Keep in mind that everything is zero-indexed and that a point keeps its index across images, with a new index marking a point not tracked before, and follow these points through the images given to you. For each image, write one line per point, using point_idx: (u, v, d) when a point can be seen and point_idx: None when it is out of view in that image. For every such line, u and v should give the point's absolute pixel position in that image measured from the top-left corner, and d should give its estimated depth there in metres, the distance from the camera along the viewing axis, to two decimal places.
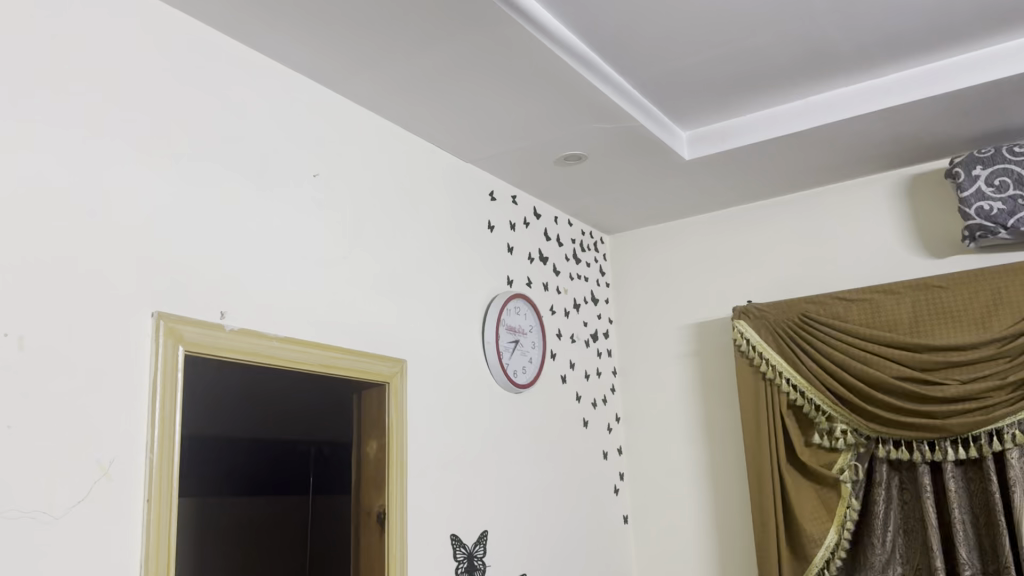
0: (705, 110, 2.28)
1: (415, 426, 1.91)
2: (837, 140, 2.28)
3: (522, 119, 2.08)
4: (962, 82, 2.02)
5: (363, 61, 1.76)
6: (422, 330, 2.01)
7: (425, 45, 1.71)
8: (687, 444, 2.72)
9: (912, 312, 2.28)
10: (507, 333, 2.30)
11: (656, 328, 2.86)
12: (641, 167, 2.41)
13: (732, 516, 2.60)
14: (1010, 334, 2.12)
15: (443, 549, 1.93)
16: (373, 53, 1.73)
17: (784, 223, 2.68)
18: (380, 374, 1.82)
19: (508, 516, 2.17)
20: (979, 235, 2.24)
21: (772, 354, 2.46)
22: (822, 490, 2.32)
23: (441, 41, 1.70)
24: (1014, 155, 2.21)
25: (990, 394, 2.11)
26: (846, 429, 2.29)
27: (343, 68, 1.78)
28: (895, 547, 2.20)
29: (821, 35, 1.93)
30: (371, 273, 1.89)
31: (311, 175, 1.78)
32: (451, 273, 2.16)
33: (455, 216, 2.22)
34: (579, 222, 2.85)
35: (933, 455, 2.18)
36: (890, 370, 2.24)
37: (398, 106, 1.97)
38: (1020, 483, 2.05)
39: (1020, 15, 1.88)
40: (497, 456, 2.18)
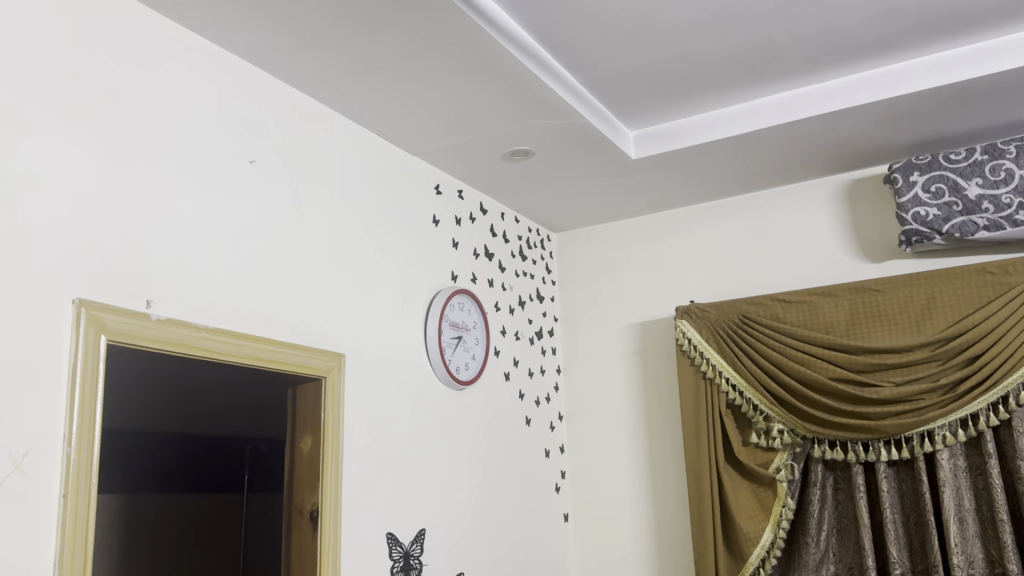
0: (652, 110, 2.28)
1: (352, 422, 1.87)
2: (781, 143, 2.31)
3: (468, 112, 2.05)
4: (903, 89, 2.06)
5: (323, 37, 1.68)
6: (362, 324, 1.97)
7: (391, 22, 1.64)
8: (628, 444, 2.73)
9: (849, 314, 2.32)
10: (450, 329, 2.27)
11: (601, 327, 2.86)
12: (589, 164, 2.40)
13: (670, 515, 2.61)
14: (942, 338, 2.16)
15: (380, 547, 1.89)
16: (334, 28, 1.65)
17: (728, 224, 2.70)
18: (316, 368, 1.78)
19: (447, 513, 2.14)
20: (915, 240, 2.29)
21: (713, 354, 2.48)
22: (758, 489, 2.34)
23: (410, 20, 1.63)
24: (950, 162, 2.26)
25: (923, 396, 2.15)
26: (783, 429, 2.32)
27: (300, 44, 1.71)
28: (828, 546, 2.24)
29: (767, 38, 1.95)
30: (309, 264, 1.84)
31: (247, 162, 1.73)
32: (394, 267, 2.12)
33: (399, 209, 2.18)
34: (526, 218, 2.84)
35: (867, 456, 2.21)
36: (827, 372, 2.27)
37: (342, 95, 1.93)
38: (949, 484, 2.10)
39: (956, 24, 1.92)
40: (437, 454, 2.15)
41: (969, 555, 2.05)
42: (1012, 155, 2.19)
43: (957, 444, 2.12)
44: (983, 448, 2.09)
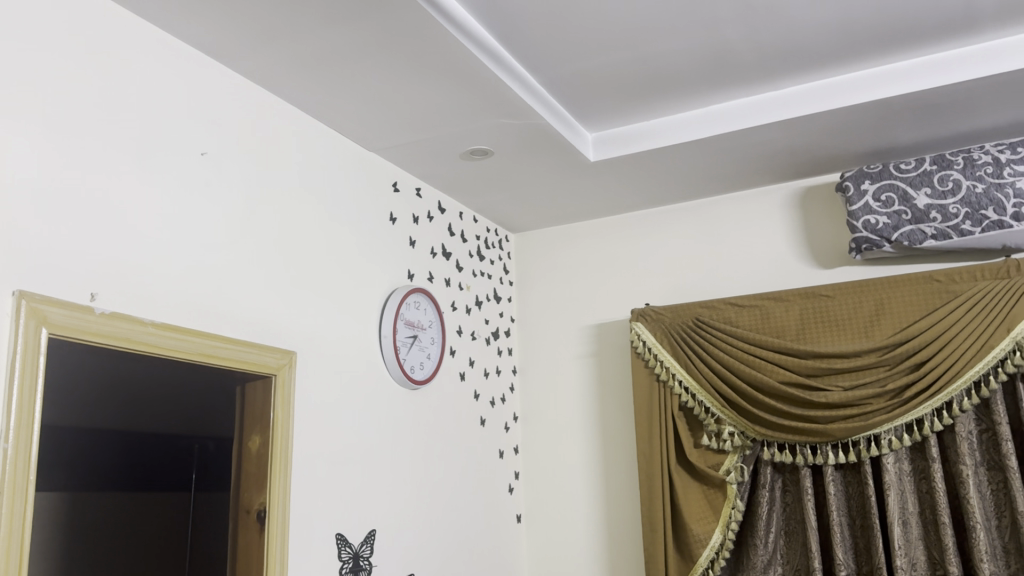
0: (612, 112, 2.28)
1: (302, 420, 1.84)
2: (739, 149, 2.33)
3: (426, 110, 2.03)
4: (856, 98, 2.09)
5: (288, 25, 1.64)
6: (315, 321, 1.94)
7: (357, 12, 1.60)
8: (582, 445, 2.73)
9: (799, 319, 2.35)
10: (405, 328, 2.25)
11: (557, 328, 2.86)
12: (548, 165, 2.40)
13: (622, 516, 2.62)
14: (890, 344, 2.20)
15: (329, 548, 1.86)
16: (298, 17, 1.61)
17: (684, 228, 2.73)
18: (265, 365, 1.74)
19: (397, 513, 2.12)
20: (865, 248, 2.33)
21: (667, 357, 2.50)
22: (708, 490, 2.36)
23: (375, 11, 1.60)
24: (900, 172, 2.31)
25: (870, 401, 2.19)
26: (733, 432, 2.34)
27: (264, 32, 1.66)
28: (776, 548, 2.27)
29: (726, 43, 1.96)
30: (261, 259, 1.81)
31: (198, 154, 1.69)
32: (349, 263, 2.10)
33: (356, 205, 2.16)
34: (484, 218, 2.83)
35: (815, 459, 2.24)
36: (778, 376, 2.30)
37: (298, 87, 1.90)
38: (894, 487, 2.14)
39: (910, 35, 1.96)
40: (389, 454, 2.13)
41: (911, 558, 2.10)
42: (960, 166, 2.24)
43: (902, 449, 2.17)
44: (927, 452, 2.14)
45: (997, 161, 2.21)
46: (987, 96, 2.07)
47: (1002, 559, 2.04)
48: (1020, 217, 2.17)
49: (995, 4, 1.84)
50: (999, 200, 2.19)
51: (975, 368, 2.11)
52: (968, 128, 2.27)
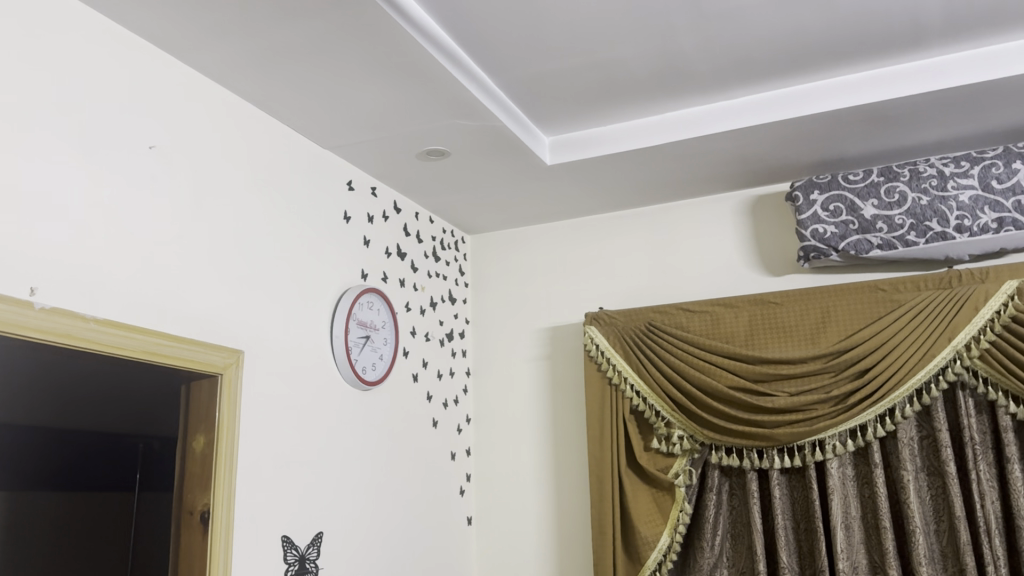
0: (569, 117, 2.29)
1: (248, 420, 1.82)
2: (692, 156, 2.36)
3: (382, 109, 2.02)
4: (807, 110, 2.13)
5: (243, 18, 1.62)
6: (265, 320, 1.92)
7: (313, 9, 1.59)
8: (534, 447, 2.74)
9: (748, 325, 2.38)
10: (357, 328, 2.23)
11: (512, 330, 2.87)
12: (504, 167, 2.40)
13: (572, 518, 2.63)
14: (835, 351, 2.24)
15: (274, 551, 1.84)
16: (252, 12, 1.59)
17: (638, 234, 2.75)
18: (211, 365, 1.71)
19: (345, 515, 2.10)
20: (812, 256, 2.38)
21: (619, 361, 2.51)
22: (657, 493, 2.38)
23: (332, 8, 1.58)
24: (848, 183, 2.36)
25: (815, 406, 2.23)
26: (683, 435, 2.37)
27: (219, 25, 1.64)
28: (722, 551, 2.30)
29: (681, 52, 1.99)
30: (210, 256, 1.78)
31: (146, 147, 1.66)
32: (301, 262, 2.07)
33: (308, 203, 2.13)
34: (440, 219, 2.82)
35: (761, 463, 2.28)
36: (726, 380, 2.33)
37: (252, 83, 1.87)
38: (837, 491, 2.18)
39: (860, 49, 2.00)
40: (339, 455, 2.11)
41: (853, 561, 2.14)
42: (906, 179, 2.30)
43: (846, 454, 2.22)
44: (870, 458, 2.19)
45: (941, 174, 2.27)
46: (932, 110, 2.13)
47: (940, 563, 2.10)
48: (962, 229, 2.23)
49: (941, 21, 1.89)
50: (942, 212, 2.24)
51: (917, 376, 2.16)
52: (914, 142, 2.33)
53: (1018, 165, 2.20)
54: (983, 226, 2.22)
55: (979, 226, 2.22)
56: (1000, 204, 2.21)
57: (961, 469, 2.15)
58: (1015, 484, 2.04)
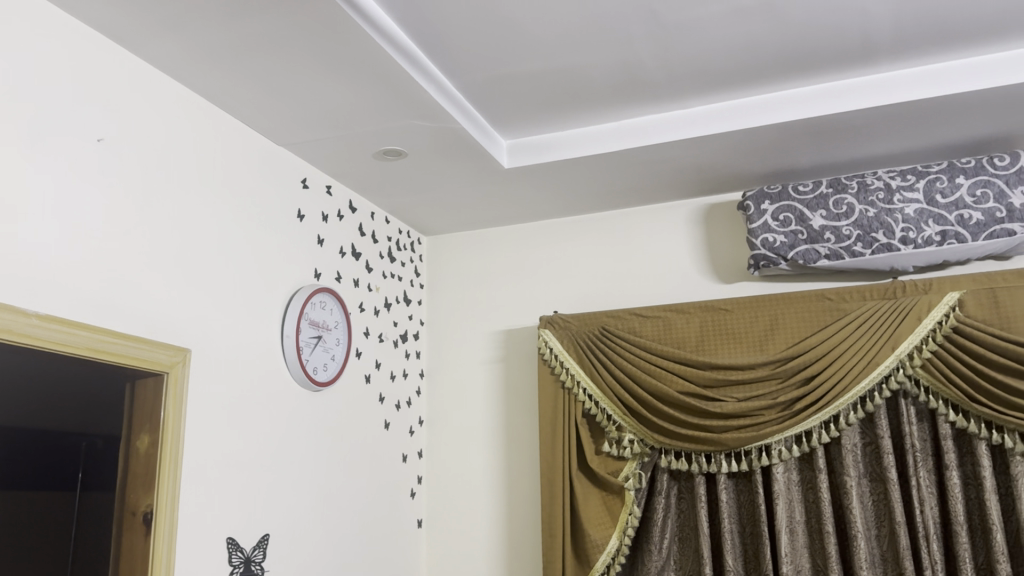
0: (526, 121, 2.30)
1: (194, 419, 1.79)
2: (649, 163, 2.38)
3: (340, 108, 2.01)
4: (759, 121, 2.17)
5: (198, 11, 1.59)
6: (214, 319, 1.89)
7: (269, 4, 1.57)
8: (486, 450, 2.74)
9: (699, 331, 2.42)
10: (309, 328, 2.20)
11: (466, 332, 2.87)
12: (461, 169, 2.40)
13: (522, 521, 2.64)
14: (783, 358, 2.28)
15: (218, 553, 1.81)
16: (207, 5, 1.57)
17: (593, 239, 2.77)
18: (157, 363, 1.69)
19: (293, 517, 2.08)
20: (763, 264, 2.42)
21: (573, 365, 2.52)
22: (608, 496, 2.39)
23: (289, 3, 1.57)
24: (798, 194, 2.40)
25: (762, 412, 2.27)
26: (634, 439, 2.39)
27: (173, 18, 1.61)
28: (670, 554, 2.33)
29: (638, 61, 2.01)
30: (158, 252, 1.75)
31: (95, 140, 1.63)
32: (251, 260, 2.04)
33: (261, 201, 2.11)
34: (396, 219, 2.81)
35: (709, 467, 2.32)
36: (677, 386, 2.36)
37: (207, 76, 1.84)
38: (783, 495, 2.23)
39: (812, 62, 2.04)
40: (288, 457, 2.09)
41: (797, 564, 2.18)
42: (853, 191, 2.35)
43: (791, 459, 2.26)
44: (815, 463, 2.24)
45: (888, 187, 2.33)
46: (879, 124, 2.18)
47: (880, 566, 2.15)
48: (906, 241, 2.29)
49: (889, 38, 1.94)
50: (888, 224, 2.30)
51: (861, 383, 2.21)
52: (862, 155, 2.38)
53: (962, 180, 2.27)
54: (927, 239, 2.28)
55: (923, 239, 2.28)
56: (943, 217, 2.27)
57: (901, 475, 2.21)
58: (953, 491, 2.11)
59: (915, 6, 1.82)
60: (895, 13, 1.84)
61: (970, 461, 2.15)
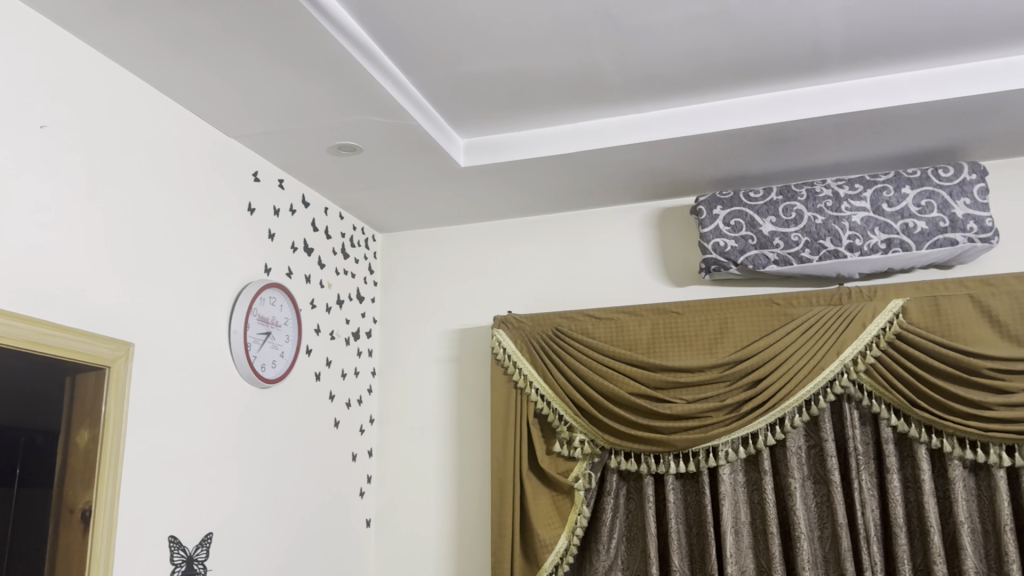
0: (483, 120, 2.30)
1: (135, 415, 1.75)
2: (604, 165, 2.40)
3: (294, 100, 1.98)
4: (712, 127, 2.20)
5: None
6: (160, 313, 1.85)
7: None
8: (437, 449, 2.73)
9: (650, 333, 2.44)
10: (257, 324, 2.17)
11: (419, 331, 2.85)
12: (417, 166, 2.38)
13: (473, 521, 2.64)
14: (731, 361, 2.32)
15: (159, 551, 1.77)
16: None
17: (548, 240, 2.78)
18: (99, 357, 1.65)
19: (238, 516, 2.05)
20: (714, 268, 2.46)
21: (525, 364, 2.53)
22: (557, 496, 2.40)
23: None
24: (749, 200, 2.44)
25: (709, 414, 2.30)
26: (584, 439, 2.40)
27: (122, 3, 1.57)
28: (618, 553, 2.35)
29: (595, 64, 2.02)
30: (101, 242, 1.71)
31: (37, 126, 1.58)
32: (200, 254, 2.01)
33: (211, 194, 2.07)
34: (350, 216, 2.78)
35: (658, 468, 2.34)
36: (628, 387, 2.39)
37: (157, 64, 1.80)
38: (729, 496, 2.26)
39: (765, 70, 2.08)
40: (233, 455, 2.05)
41: (742, 565, 2.21)
42: (802, 199, 2.40)
43: (737, 461, 2.29)
44: (760, 465, 2.28)
45: (836, 196, 2.37)
46: (828, 133, 2.22)
47: (822, 567, 2.20)
48: (853, 248, 2.33)
49: (839, 49, 1.98)
50: (836, 231, 2.35)
51: (807, 387, 2.25)
52: (812, 163, 2.43)
53: (907, 190, 2.33)
54: (873, 247, 2.33)
55: (869, 246, 2.33)
56: (889, 226, 2.32)
57: (844, 477, 2.26)
58: (893, 494, 2.16)
59: (865, 18, 1.86)
60: (845, 24, 1.88)
61: (910, 465, 2.21)
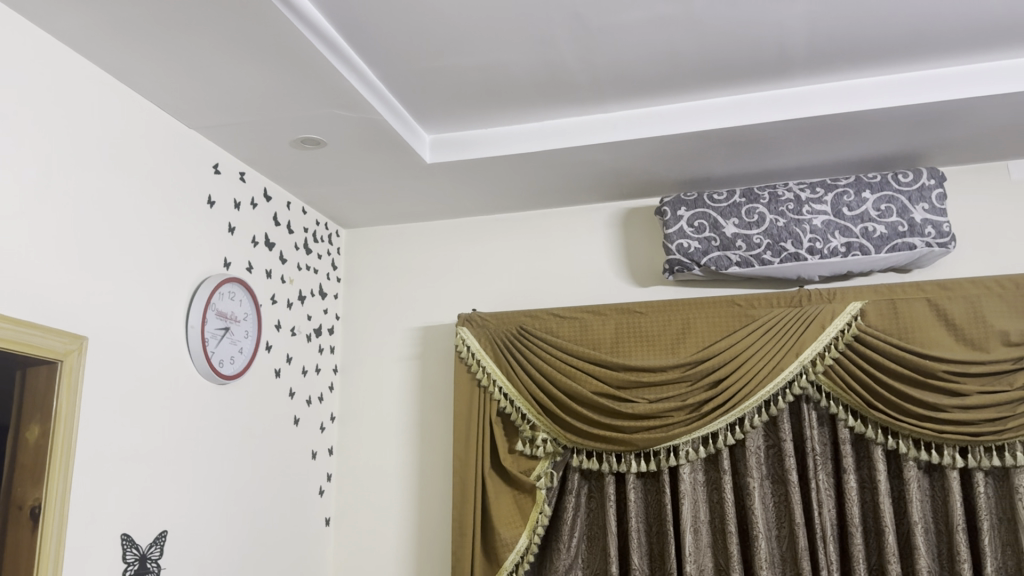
0: (450, 116, 2.28)
1: (88, 410, 1.71)
2: (570, 165, 2.40)
3: (257, 92, 1.95)
4: (677, 128, 2.21)
5: None
6: (115, 307, 1.81)
7: None
8: (399, 447, 2.71)
9: (614, 333, 2.45)
10: (216, 319, 2.14)
11: (382, 328, 2.83)
12: (382, 161, 2.36)
13: (433, 521, 2.62)
14: (693, 361, 2.33)
15: (111, 549, 1.74)
16: None
17: (514, 239, 2.78)
18: (51, 351, 1.60)
19: (194, 514, 2.01)
20: (677, 269, 2.47)
21: (489, 363, 2.52)
22: (518, 495, 2.40)
23: None
24: (713, 202, 2.46)
25: (671, 413, 2.32)
26: (546, 439, 2.40)
27: None
28: (578, 552, 2.36)
29: (562, 62, 2.02)
30: (53, 233, 1.66)
31: None
32: (157, 246, 1.97)
33: (169, 186, 2.03)
34: (313, 210, 2.75)
35: (619, 467, 2.35)
36: (590, 386, 2.39)
37: (115, 51, 1.76)
38: (688, 495, 2.28)
39: (731, 73, 2.09)
40: (189, 453, 2.02)
41: (700, 564, 2.23)
42: (765, 202, 2.42)
43: (697, 460, 2.31)
44: (720, 464, 2.30)
45: (797, 199, 2.40)
46: (791, 137, 2.25)
47: (779, 566, 2.22)
48: (813, 251, 2.36)
49: (803, 53, 2.01)
50: (797, 234, 2.37)
51: (766, 388, 2.27)
52: (775, 166, 2.46)
53: (867, 194, 2.37)
54: (833, 250, 2.35)
55: (829, 249, 2.35)
56: (848, 230, 2.35)
57: (802, 477, 2.29)
58: (849, 494, 2.19)
59: (829, 24, 1.89)
60: (809, 29, 1.90)
61: (867, 465, 2.25)
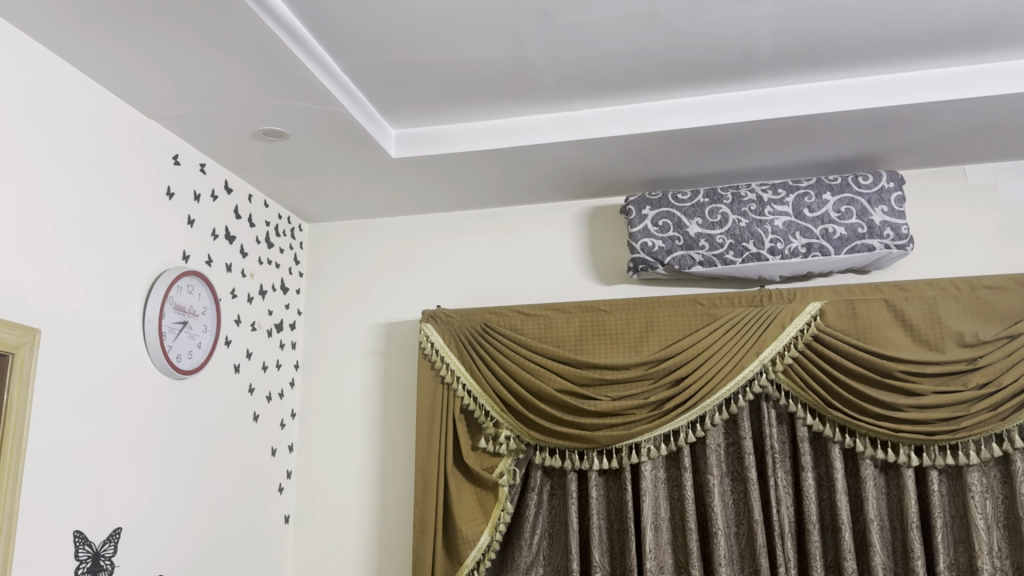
0: (416, 110, 2.27)
1: (40, 405, 1.67)
2: (535, 162, 2.40)
3: (219, 82, 1.92)
4: (643, 127, 2.22)
5: None
6: (69, 299, 1.77)
7: None
8: (361, 444, 2.69)
9: (578, 330, 2.45)
10: (173, 313, 2.10)
11: (345, 323, 2.81)
12: (346, 155, 2.34)
13: (395, 518, 2.61)
14: (656, 359, 2.35)
15: (63, 547, 1.70)
16: None
17: (479, 235, 2.77)
18: (3, 344, 1.56)
19: (149, 510, 1.98)
20: (641, 267, 2.48)
21: (453, 359, 2.51)
22: (480, 492, 2.39)
23: None
24: (677, 201, 2.48)
25: (633, 411, 2.33)
26: (510, 435, 2.40)
27: None
28: (539, 550, 2.36)
29: (530, 59, 2.02)
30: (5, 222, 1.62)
31: None
32: (114, 238, 1.93)
33: (127, 176, 1.99)
34: (276, 204, 2.72)
35: (581, 464, 2.36)
36: (554, 383, 2.40)
37: (72, 37, 1.71)
38: (649, 493, 2.29)
39: (697, 72, 2.11)
40: (145, 448, 1.98)
41: (660, 561, 2.25)
42: (728, 202, 2.45)
43: (659, 457, 2.33)
44: (681, 461, 2.32)
45: (760, 200, 2.43)
46: (754, 138, 2.27)
47: (738, 564, 2.24)
48: (775, 251, 2.39)
49: (767, 55, 2.03)
50: (759, 234, 2.40)
51: (727, 386, 2.29)
52: (738, 166, 2.48)
53: (828, 196, 2.40)
54: (794, 250, 2.38)
55: (790, 250, 2.38)
56: (809, 230, 2.38)
57: (761, 475, 2.31)
58: (807, 492, 2.22)
59: (793, 26, 1.91)
60: (774, 31, 1.92)
61: (824, 463, 2.28)
